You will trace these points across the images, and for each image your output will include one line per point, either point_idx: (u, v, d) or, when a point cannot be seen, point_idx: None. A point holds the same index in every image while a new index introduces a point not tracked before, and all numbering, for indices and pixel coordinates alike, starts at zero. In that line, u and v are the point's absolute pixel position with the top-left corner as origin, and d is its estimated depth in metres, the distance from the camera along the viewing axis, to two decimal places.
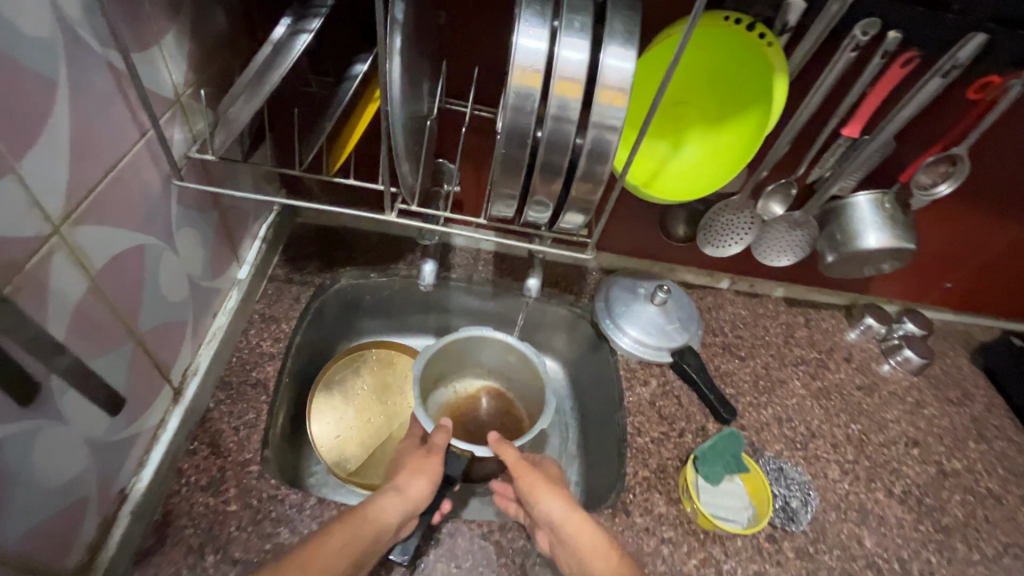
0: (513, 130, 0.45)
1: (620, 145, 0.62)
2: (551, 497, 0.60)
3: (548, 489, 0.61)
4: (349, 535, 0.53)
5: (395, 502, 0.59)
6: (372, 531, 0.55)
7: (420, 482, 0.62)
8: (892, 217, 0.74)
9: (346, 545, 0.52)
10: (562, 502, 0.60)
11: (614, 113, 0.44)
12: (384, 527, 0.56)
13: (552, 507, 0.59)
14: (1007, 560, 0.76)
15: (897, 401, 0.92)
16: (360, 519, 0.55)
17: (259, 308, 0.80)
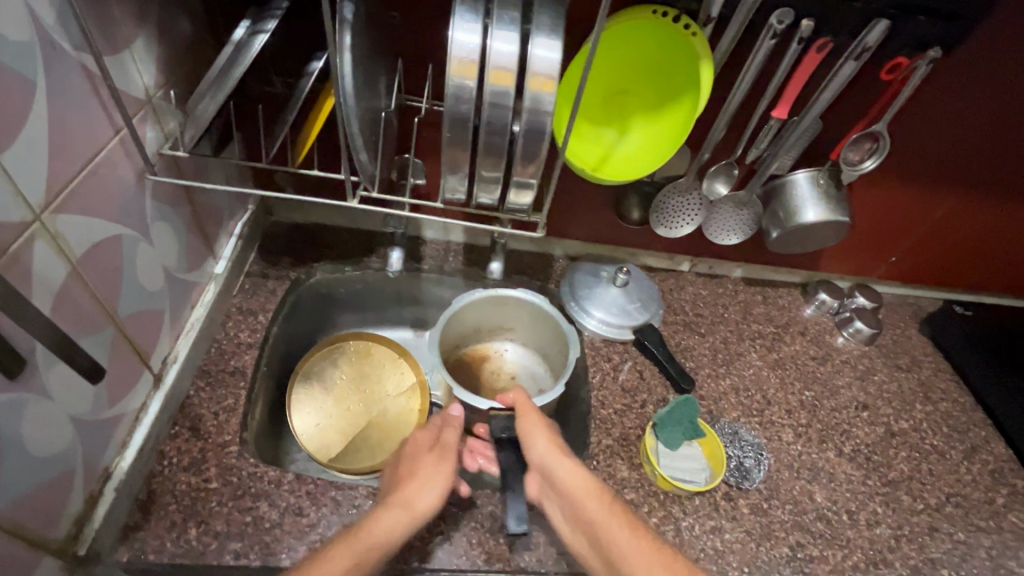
0: (455, 116, 0.50)
1: (557, 122, 0.65)
2: (546, 439, 0.66)
3: (541, 432, 0.67)
4: (358, 555, 0.52)
5: (398, 517, 0.57)
6: (379, 549, 0.54)
7: (430, 493, 0.61)
8: (827, 192, 0.81)
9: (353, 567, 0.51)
10: (552, 445, 0.66)
11: (545, 98, 0.49)
12: (391, 546, 0.55)
13: (547, 449, 0.65)
14: (949, 509, 0.82)
15: (849, 369, 0.98)
16: (364, 539, 0.54)
17: (237, 302, 0.84)
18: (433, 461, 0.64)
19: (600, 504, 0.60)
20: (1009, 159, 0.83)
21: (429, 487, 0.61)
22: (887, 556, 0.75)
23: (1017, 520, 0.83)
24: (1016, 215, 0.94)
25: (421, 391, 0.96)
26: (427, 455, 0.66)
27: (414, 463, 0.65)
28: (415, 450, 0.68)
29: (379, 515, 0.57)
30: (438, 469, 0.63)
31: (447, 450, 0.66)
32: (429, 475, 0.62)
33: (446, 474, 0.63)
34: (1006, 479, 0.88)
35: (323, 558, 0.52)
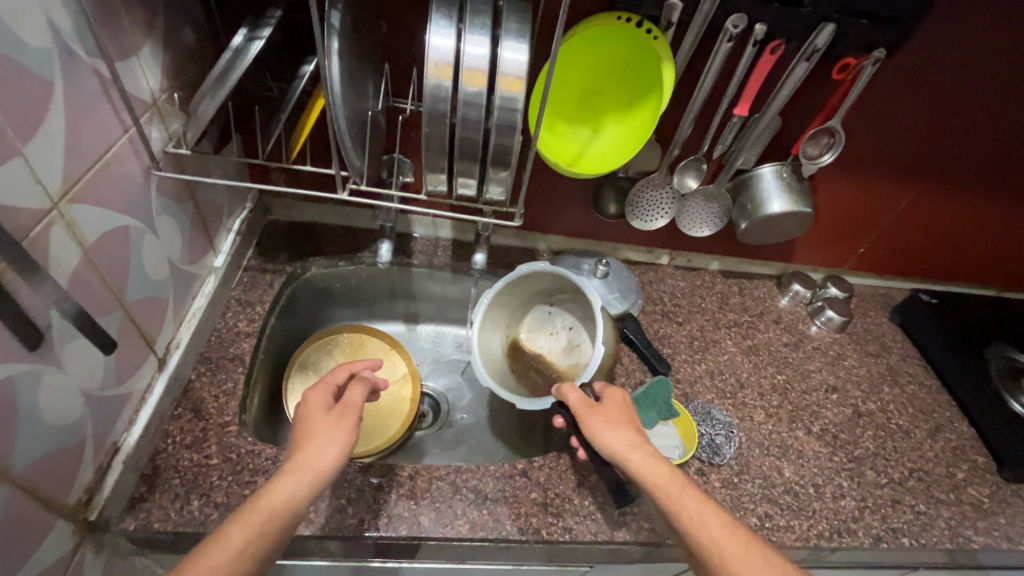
0: (434, 113, 0.55)
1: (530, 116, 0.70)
2: (615, 434, 0.63)
3: (609, 430, 0.63)
4: (258, 525, 0.50)
5: (297, 481, 0.54)
6: (285, 513, 0.52)
7: (330, 450, 0.57)
8: (790, 184, 0.86)
9: (258, 534, 0.50)
10: (625, 442, 0.62)
11: (514, 96, 0.54)
12: (293, 510, 0.52)
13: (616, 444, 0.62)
14: (911, 483, 0.87)
15: (820, 354, 1.03)
16: (262, 506, 0.51)
17: (236, 294, 0.89)
18: (330, 421, 0.61)
19: (686, 496, 0.56)
20: (961, 152, 0.89)
21: (327, 444, 0.58)
22: (851, 526, 0.79)
23: (976, 493, 0.88)
24: (974, 206, 0.99)
25: (412, 380, 1.00)
26: (321, 415, 0.62)
27: (307, 424, 0.61)
28: (307, 414, 0.62)
29: (276, 482, 0.53)
30: (335, 428, 0.60)
31: (349, 410, 0.63)
32: (325, 434, 0.59)
33: (347, 431, 0.60)
34: (968, 455, 0.93)
35: (220, 535, 0.49)
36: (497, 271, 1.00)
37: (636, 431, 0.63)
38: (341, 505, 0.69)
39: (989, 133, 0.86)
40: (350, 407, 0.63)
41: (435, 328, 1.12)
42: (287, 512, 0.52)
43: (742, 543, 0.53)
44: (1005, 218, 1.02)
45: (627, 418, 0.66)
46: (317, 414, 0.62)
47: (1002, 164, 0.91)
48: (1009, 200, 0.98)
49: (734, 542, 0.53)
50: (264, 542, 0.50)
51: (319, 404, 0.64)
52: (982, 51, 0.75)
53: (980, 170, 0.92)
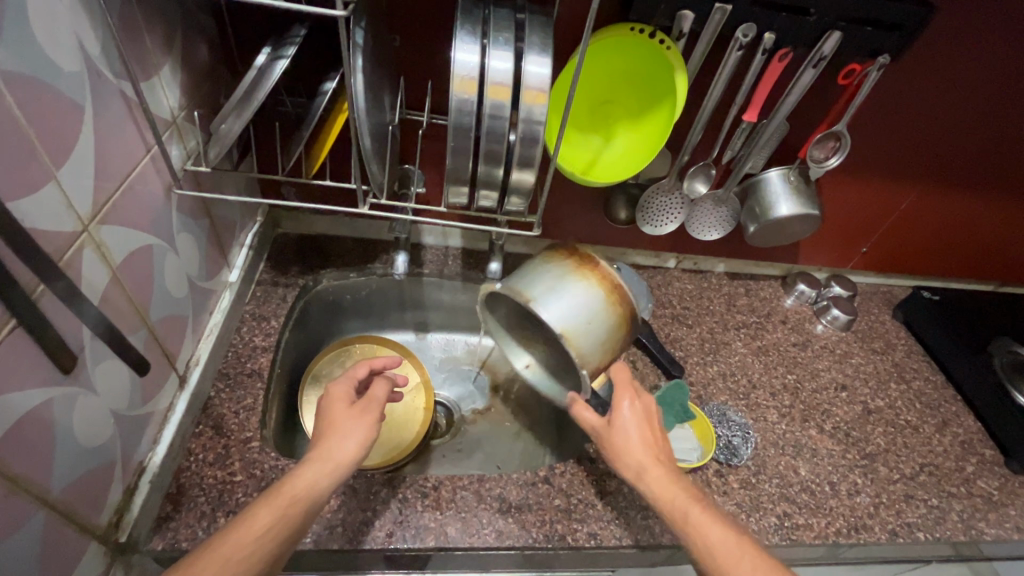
0: (458, 127, 0.55)
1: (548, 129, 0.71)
2: (624, 458, 0.62)
3: (629, 448, 0.63)
4: (281, 509, 0.52)
5: (320, 470, 0.56)
6: (308, 500, 0.53)
7: (349, 444, 0.59)
8: (797, 187, 0.88)
9: (281, 520, 0.51)
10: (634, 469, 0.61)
11: (537, 109, 0.55)
12: (316, 497, 0.54)
13: (633, 463, 0.61)
14: (923, 477, 0.88)
15: (827, 353, 1.05)
16: (287, 492, 0.53)
17: (249, 308, 0.89)
18: (349, 415, 0.63)
19: (697, 518, 0.56)
20: (962, 152, 0.91)
21: (349, 436, 0.60)
22: (867, 522, 0.81)
23: (985, 486, 0.90)
24: (972, 204, 1.02)
25: (426, 390, 1.02)
26: (343, 410, 0.63)
27: (330, 417, 0.62)
28: (330, 408, 0.64)
29: (300, 470, 0.55)
30: (355, 421, 0.62)
31: (371, 406, 0.64)
32: (346, 427, 0.61)
33: (364, 430, 0.61)
34: (976, 448, 0.95)
35: (246, 516, 0.50)
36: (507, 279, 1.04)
37: (646, 455, 0.62)
38: (367, 518, 0.69)
39: (989, 133, 0.88)
40: (371, 403, 0.65)
41: (446, 336, 1.13)
42: (309, 497, 0.54)
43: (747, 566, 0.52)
44: (1003, 216, 1.05)
45: (649, 435, 0.64)
46: (340, 409, 0.63)
47: (1000, 163, 0.94)
48: (1007, 198, 1.01)
49: (745, 564, 0.52)
50: (288, 523, 0.51)
51: (341, 398, 0.65)
52: (982, 54, 0.77)
53: (980, 169, 0.94)
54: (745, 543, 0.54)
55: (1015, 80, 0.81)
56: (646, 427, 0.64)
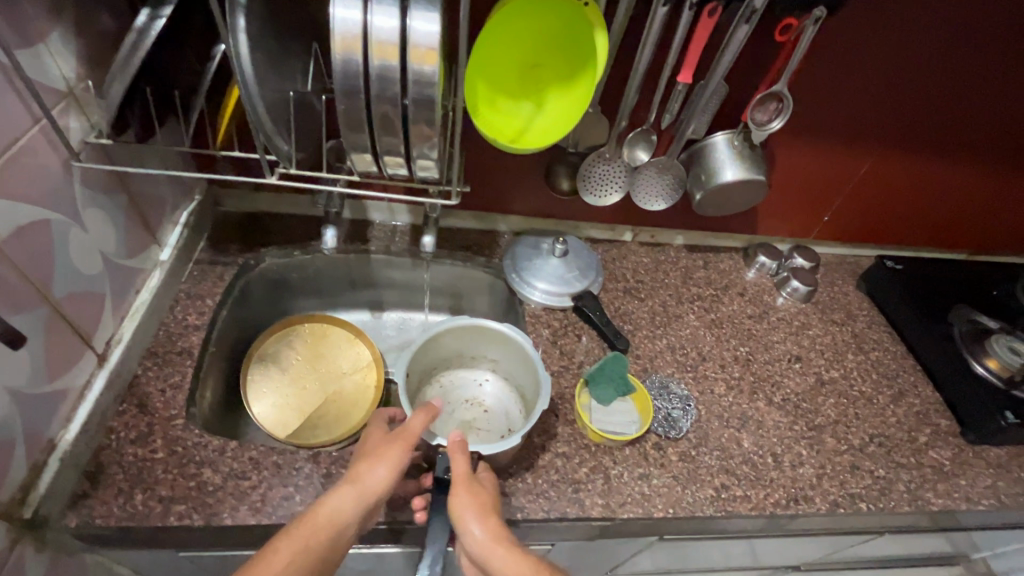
0: (346, 89, 0.53)
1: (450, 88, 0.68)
2: (477, 524, 0.60)
3: (477, 516, 0.60)
4: (303, 540, 0.57)
5: (347, 497, 0.60)
6: (328, 528, 0.58)
7: (379, 470, 0.62)
8: (741, 153, 0.85)
9: (303, 551, 0.57)
10: (490, 533, 0.60)
11: (427, 69, 0.52)
12: (340, 525, 0.59)
13: (479, 531, 0.60)
14: (872, 448, 0.87)
15: (784, 325, 1.02)
16: (313, 523, 0.58)
17: (185, 288, 0.88)
18: (381, 445, 0.64)
19: None
20: (917, 112, 0.88)
21: (377, 464, 0.62)
22: (808, 493, 0.79)
23: (937, 456, 0.88)
24: (934, 168, 0.99)
25: (377, 367, 1.02)
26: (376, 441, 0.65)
27: (365, 442, 0.66)
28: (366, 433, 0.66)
29: (327, 498, 0.60)
30: (384, 449, 0.64)
31: (404, 434, 0.65)
32: (377, 454, 0.63)
33: (387, 461, 0.62)
34: (931, 419, 0.93)
35: (272, 547, 0.57)
36: (455, 255, 1.03)
37: (500, 520, 0.61)
38: (289, 493, 0.68)
39: (941, 90, 0.85)
40: (404, 432, 0.65)
41: (401, 315, 1.12)
42: (328, 528, 0.58)
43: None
44: (968, 180, 1.01)
45: (495, 502, 0.63)
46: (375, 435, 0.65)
47: (959, 125, 0.90)
48: (969, 161, 0.97)
49: None
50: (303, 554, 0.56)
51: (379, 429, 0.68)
52: (926, 5, 0.74)
53: (937, 130, 0.91)
54: None
55: (966, 34, 0.78)
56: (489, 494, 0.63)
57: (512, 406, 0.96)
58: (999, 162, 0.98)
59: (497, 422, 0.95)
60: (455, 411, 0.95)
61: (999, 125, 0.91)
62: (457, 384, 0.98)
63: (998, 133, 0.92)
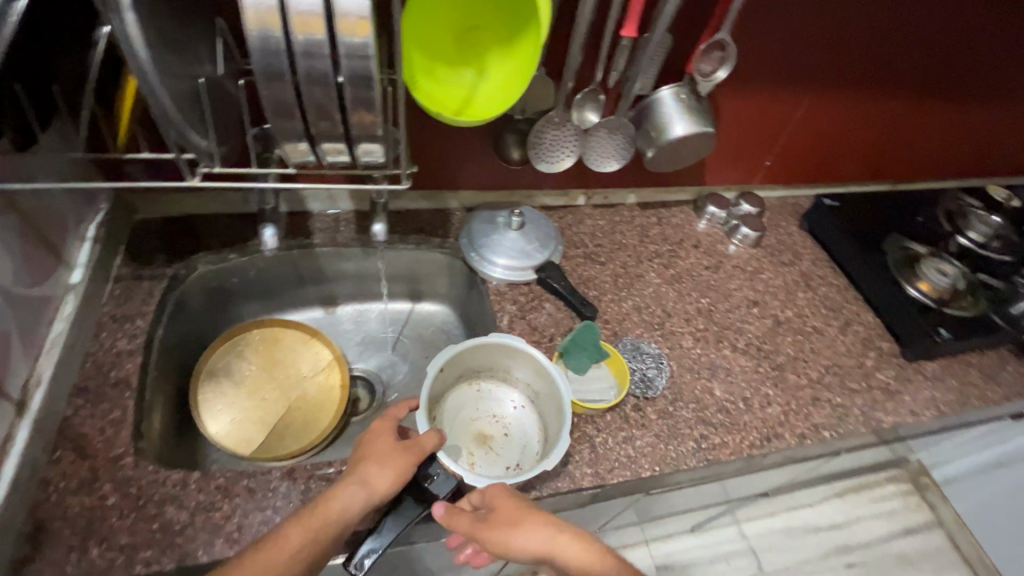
0: (269, 71, 0.47)
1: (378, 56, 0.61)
2: (524, 541, 0.60)
3: (521, 534, 0.60)
4: (308, 533, 0.57)
5: (353, 495, 0.60)
6: (337, 524, 0.58)
7: (387, 472, 0.62)
8: (690, 106, 0.84)
9: (307, 543, 0.56)
10: (539, 540, 0.60)
11: (360, 42, 0.46)
12: (346, 522, 0.59)
13: (532, 548, 0.60)
14: (828, 378, 0.92)
15: (739, 272, 1.05)
16: (318, 517, 0.58)
17: (108, 310, 0.78)
18: (393, 450, 0.64)
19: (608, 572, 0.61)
20: (848, 49, 0.91)
21: (385, 467, 0.62)
22: (778, 430, 0.84)
23: (884, 377, 0.95)
24: (864, 105, 1.03)
25: (339, 366, 0.96)
26: (386, 443, 0.65)
27: (371, 444, 0.65)
28: (375, 435, 0.66)
29: (334, 493, 0.60)
30: (394, 454, 0.64)
31: (416, 447, 0.65)
32: (386, 457, 0.63)
33: (397, 467, 0.62)
34: (876, 343, 1.00)
35: (278, 535, 0.57)
36: (408, 238, 0.97)
37: (539, 522, 0.61)
38: (267, 517, 0.64)
39: (869, 26, 0.88)
40: (413, 443, 0.65)
41: (357, 307, 1.06)
42: (335, 524, 0.58)
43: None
44: (893, 115, 1.07)
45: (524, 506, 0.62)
46: (385, 440, 0.65)
47: (885, 61, 0.95)
48: (895, 96, 1.03)
49: None
50: (308, 543, 0.56)
51: (389, 431, 0.67)
52: None
53: (866, 68, 0.96)
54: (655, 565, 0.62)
55: None
56: (514, 508, 0.62)
57: (535, 448, 0.77)
58: (921, 95, 1.04)
59: (510, 452, 0.76)
60: (474, 424, 0.78)
61: (920, 59, 0.96)
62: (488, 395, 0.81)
63: (919, 67, 0.97)
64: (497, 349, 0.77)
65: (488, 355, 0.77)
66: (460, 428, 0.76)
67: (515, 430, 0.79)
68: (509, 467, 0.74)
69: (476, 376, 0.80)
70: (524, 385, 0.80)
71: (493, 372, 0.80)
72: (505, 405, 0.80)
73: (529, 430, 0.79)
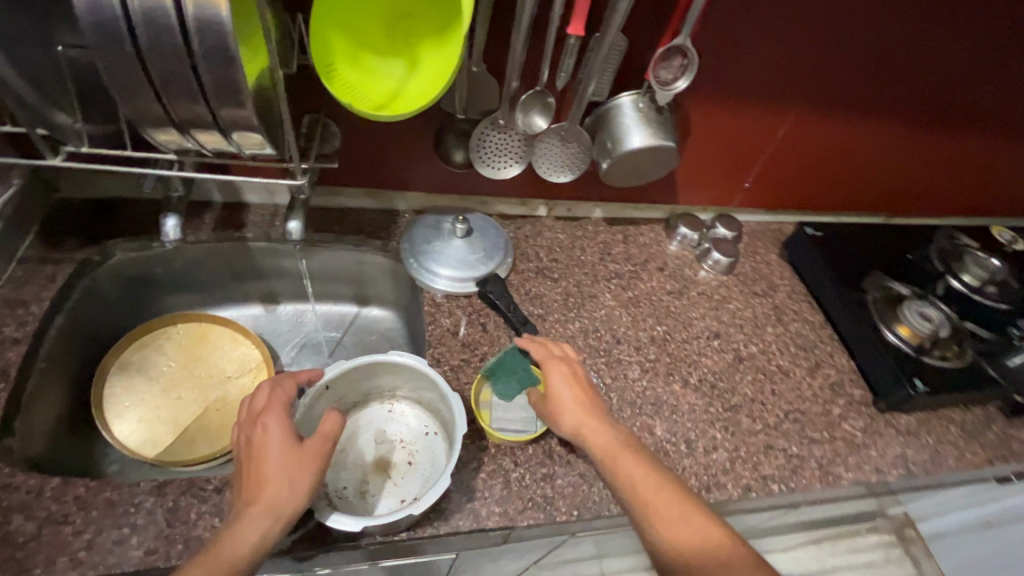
0: (102, 33, 0.41)
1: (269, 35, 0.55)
2: (563, 400, 0.66)
3: (564, 393, 0.66)
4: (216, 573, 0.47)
5: (262, 524, 0.51)
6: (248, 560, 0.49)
7: (300, 483, 0.54)
8: (648, 116, 0.77)
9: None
10: (577, 408, 0.64)
11: (210, 9, 0.40)
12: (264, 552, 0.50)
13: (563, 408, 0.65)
14: (786, 425, 0.84)
15: (704, 300, 0.97)
16: (226, 555, 0.48)
17: (5, 294, 0.73)
18: (295, 456, 0.55)
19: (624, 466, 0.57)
20: (832, 68, 0.84)
21: (292, 481, 0.53)
22: (720, 479, 0.76)
23: (850, 428, 0.86)
24: (850, 130, 0.95)
25: (266, 366, 0.89)
26: (282, 451, 0.55)
27: (263, 458, 0.54)
28: (263, 444, 0.55)
29: (241, 525, 0.50)
30: (297, 458, 0.55)
31: (319, 443, 0.56)
32: (288, 469, 0.54)
33: (308, 475, 0.54)
34: (846, 389, 0.91)
35: None
36: (346, 238, 0.91)
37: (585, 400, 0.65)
38: (123, 535, 0.58)
39: (856, 43, 0.80)
40: (316, 441, 0.56)
41: (297, 307, 1.00)
42: (250, 562, 0.49)
43: (669, 505, 0.53)
44: (885, 142, 0.99)
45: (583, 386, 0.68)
46: (280, 447, 0.55)
47: (871, 83, 0.87)
48: (887, 122, 0.95)
49: (663, 514, 0.53)
50: None
51: (278, 432, 0.56)
52: None
53: (849, 90, 0.88)
54: (676, 498, 0.54)
55: None
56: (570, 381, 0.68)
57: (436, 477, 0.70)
58: (917, 123, 0.95)
59: (409, 482, 0.69)
60: (376, 448, 0.72)
61: (915, 83, 0.88)
62: (398, 417, 0.75)
63: (913, 92, 0.89)
64: (399, 369, 0.71)
65: (392, 374, 0.72)
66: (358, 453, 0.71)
67: (421, 457, 0.72)
68: (404, 500, 0.68)
69: (385, 395, 0.75)
70: (435, 409, 0.73)
71: (402, 392, 0.75)
72: (415, 431, 0.74)
73: (436, 457, 0.72)
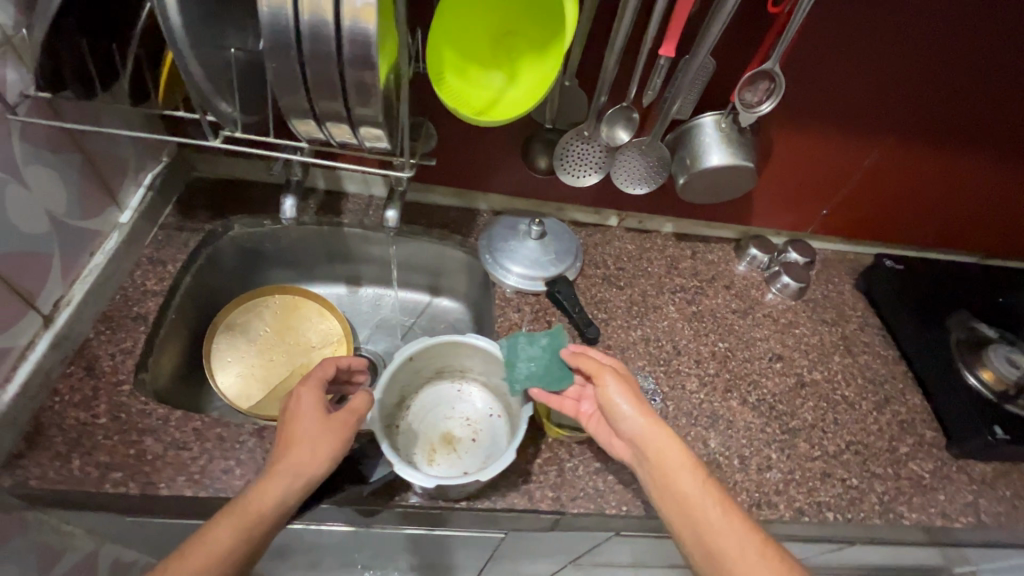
0: (274, 41, 0.50)
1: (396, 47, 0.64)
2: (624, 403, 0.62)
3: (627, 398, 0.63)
4: (241, 525, 0.52)
5: (287, 482, 0.56)
6: (272, 515, 0.54)
7: (324, 450, 0.58)
8: (730, 137, 0.79)
9: (243, 536, 0.52)
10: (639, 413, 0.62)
11: (365, 27, 0.48)
12: (283, 510, 0.55)
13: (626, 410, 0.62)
14: (846, 456, 0.83)
15: (769, 322, 0.97)
16: (253, 508, 0.53)
17: (148, 253, 0.86)
18: (325, 423, 0.60)
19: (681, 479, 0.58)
20: (933, 98, 0.82)
21: (318, 445, 0.58)
22: (772, 498, 0.76)
23: (917, 468, 0.83)
24: (945, 161, 0.92)
25: (347, 342, 0.98)
26: (314, 417, 0.60)
27: (297, 423, 0.60)
28: (298, 411, 0.61)
29: (267, 483, 0.55)
30: (328, 426, 0.60)
31: (348, 415, 0.62)
32: (317, 436, 0.59)
33: (334, 441, 0.59)
34: (915, 429, 0.88)
35: (209, 530, 0.52)
36: (431, 230, 0.99)
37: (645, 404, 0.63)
38: (229, 466, 0.67)
39: (961, 74, 0.79)
40: (345, 413, 0.62)
41: (377, 290, 1.09)
42: (276, 514, 0.54)
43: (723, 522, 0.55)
44: (985, 177, 0.95)
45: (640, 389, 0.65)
46: (312, 415, 0.60)
47: (974, 116, 0.84)
48: (989, 157, 0.91)
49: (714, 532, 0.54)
50: (248, 540, 0.52)
51: (313, 402, 0.61)
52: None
53: (949, 122, 0.86)
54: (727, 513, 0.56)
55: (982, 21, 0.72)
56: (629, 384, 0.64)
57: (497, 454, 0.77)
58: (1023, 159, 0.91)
59: (472, 456, 0.77)
60: (447, 421, 0.80)
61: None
62: (466, 397, 0.82)
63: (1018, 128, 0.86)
64: (474, 354, 0.78)
65: (466, 358, 0.79)
66: (430, 422, 0.79)
67: (485, 435, 0.79)
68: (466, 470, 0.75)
69: (458, 375, 0.82)
70: (501, 394, 0.80)
71: (473, 374, 0.82)
72: (481, 412, 0.81)
73: (497, 437, 0.79)
